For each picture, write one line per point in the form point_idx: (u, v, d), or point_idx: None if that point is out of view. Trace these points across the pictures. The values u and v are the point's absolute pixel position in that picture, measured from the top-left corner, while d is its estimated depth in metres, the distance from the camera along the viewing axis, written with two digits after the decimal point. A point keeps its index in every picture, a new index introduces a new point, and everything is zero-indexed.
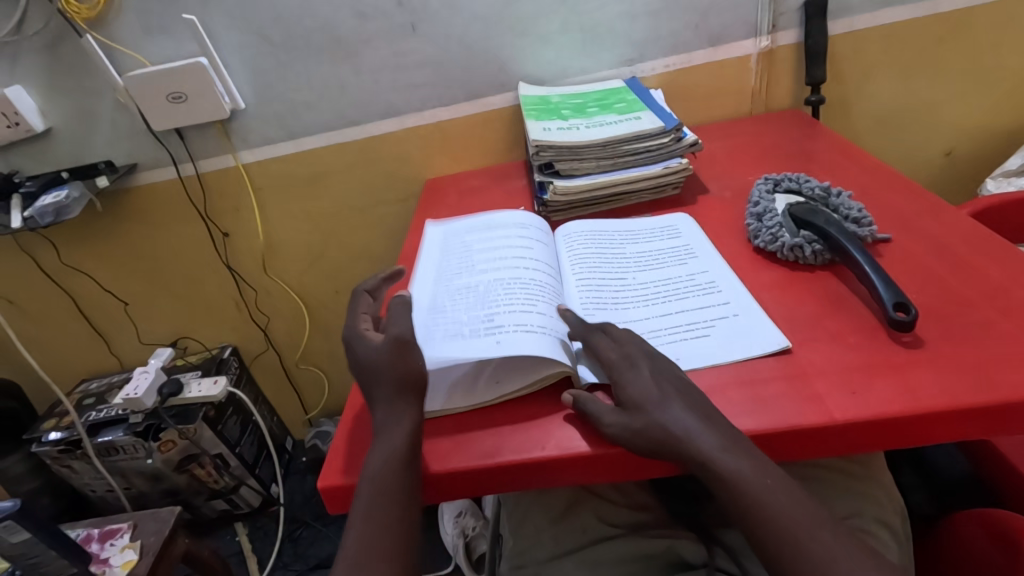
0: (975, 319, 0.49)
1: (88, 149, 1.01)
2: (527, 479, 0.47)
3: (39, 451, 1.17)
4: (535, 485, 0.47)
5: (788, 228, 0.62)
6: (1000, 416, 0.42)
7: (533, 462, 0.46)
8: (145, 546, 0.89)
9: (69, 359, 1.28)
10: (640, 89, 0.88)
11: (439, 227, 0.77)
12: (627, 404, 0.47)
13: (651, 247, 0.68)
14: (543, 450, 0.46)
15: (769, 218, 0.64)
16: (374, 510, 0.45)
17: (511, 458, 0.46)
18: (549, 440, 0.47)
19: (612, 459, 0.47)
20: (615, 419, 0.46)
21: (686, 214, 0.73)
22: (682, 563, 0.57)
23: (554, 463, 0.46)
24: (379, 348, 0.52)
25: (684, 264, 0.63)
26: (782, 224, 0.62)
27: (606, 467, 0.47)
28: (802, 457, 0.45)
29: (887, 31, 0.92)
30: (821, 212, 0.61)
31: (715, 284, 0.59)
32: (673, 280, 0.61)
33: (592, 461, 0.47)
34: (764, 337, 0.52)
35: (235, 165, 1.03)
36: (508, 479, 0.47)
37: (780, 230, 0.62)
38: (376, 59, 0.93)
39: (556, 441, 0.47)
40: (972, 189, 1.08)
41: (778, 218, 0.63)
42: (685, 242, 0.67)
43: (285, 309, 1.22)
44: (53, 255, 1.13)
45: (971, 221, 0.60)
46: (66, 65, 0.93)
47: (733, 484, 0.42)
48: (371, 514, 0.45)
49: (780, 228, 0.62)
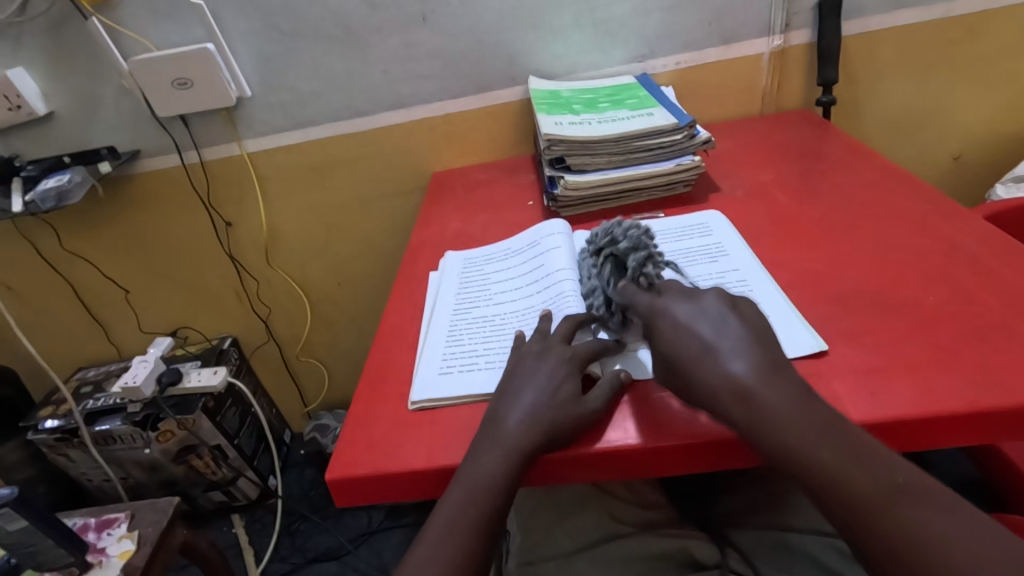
0: (995, 321, 0.48)
1: (90, 135, 1.00)
2: (559, 472, 0.47)
3: (36, 439, 1.16)
4: (577, 478, 0.47)
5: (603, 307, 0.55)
6: (1021, 422, 0.42)
7: (565, 458, 0.46)
8: (143, 537, 0.88)
9: (67, 346, 1.27)
10: (652, 86, 0.87)
11: (458, 251, 0.74)
12: (678, 354, 0.45)
13: (681, 244, 0.67)
14: (578, 447, 0.46)
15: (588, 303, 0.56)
16: (430, 528, 0.44)
17: (551, 455, 0.46)
18: (584, 434, 0.47)
19: (657, 456, 0.45)
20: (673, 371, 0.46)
21: (717, 212, 0.72)
22: (695, 564, 0.56)
23: (586, 457, 0.46)
24: (542, 380, 0.48)
25: (714, 261, 0.62)
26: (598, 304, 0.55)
27: (652, 462, 0.45)
28: (943, 442, 0.43)
29: (900, 33, 0.91)
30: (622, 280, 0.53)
31: (746, 283, 0.58)
32: (704, 278, 0.60)
33: (629, 458, 0.45)
34: (800, 337, 0.51)
35: (240, 154, 1.02)
36: (543, 471, 0.47)
37: (598, 306, 0.55)
38: (385, 50, 0.92)
39: (592, 437, 0.46)
40: (980, 194, 1.08)
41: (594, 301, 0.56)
42: (716, 239, 0.66)
43: (286, 299, 1.21)
44: (52, 241, 1.11)
45: (986, 223, 0.60)
46: (71, 48, 0.92)
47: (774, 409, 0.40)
48: (423, 530, 0.45)
49: (596, 303, 0.55)
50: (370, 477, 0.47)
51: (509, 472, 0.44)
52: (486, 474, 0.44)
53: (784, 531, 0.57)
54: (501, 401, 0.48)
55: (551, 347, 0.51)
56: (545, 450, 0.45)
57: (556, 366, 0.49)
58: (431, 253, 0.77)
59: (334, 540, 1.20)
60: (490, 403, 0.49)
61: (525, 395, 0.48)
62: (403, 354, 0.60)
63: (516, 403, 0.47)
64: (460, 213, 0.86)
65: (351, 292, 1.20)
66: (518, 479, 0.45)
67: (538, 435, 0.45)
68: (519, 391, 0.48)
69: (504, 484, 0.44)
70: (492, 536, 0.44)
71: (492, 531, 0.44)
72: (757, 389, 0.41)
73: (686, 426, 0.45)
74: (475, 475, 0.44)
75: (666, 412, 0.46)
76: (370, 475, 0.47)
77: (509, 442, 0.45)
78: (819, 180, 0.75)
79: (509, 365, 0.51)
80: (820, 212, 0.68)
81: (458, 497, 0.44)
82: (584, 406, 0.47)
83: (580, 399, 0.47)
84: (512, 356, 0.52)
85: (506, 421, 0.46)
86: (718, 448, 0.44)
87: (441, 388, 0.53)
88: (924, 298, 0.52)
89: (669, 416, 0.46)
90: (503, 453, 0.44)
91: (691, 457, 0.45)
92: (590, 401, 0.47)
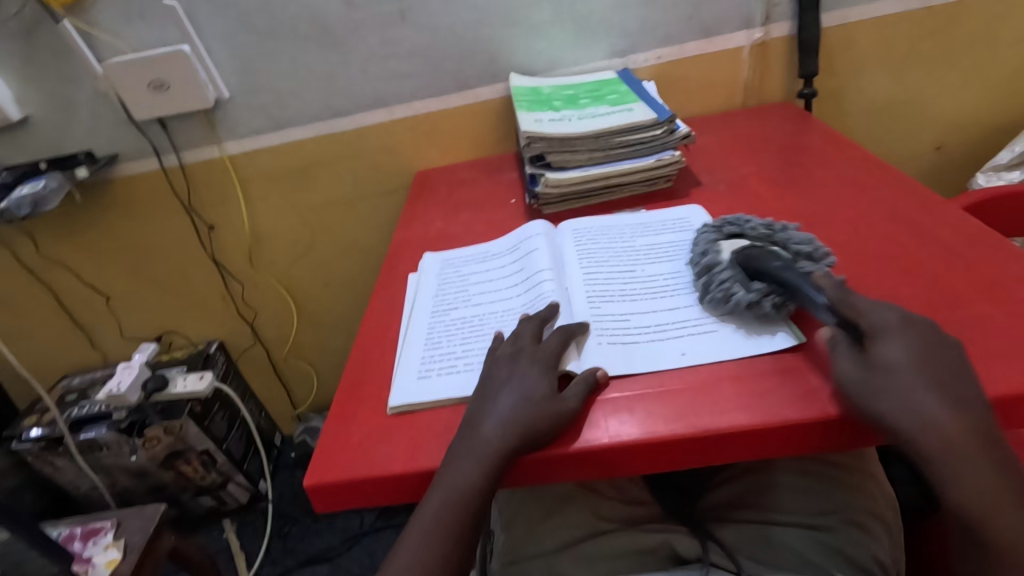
0: (970, 312, 0.49)
1: (67, 140, 0.98)
2: (536, 474, 0.46)
3: (20, 448, 1.15)
4: (554, 478, 0.47)
5: (740, 282, 0.53)
6: (996, 413, 0.42)
7: (542, 460, 0.45)
8: (130, 545, 0.87)
9: (51, 354, 1.26)
10: (632, 81, 0.87)
11: (437, 253, 0.73)
12: (873, 360, 0.42)
13: (662, 240, 0.66)
14: (552, 448, 0.45)
15: (717, 269, 0.55)
16: (412, 541, 0.45)
17: (524, 457, 0.45)
18: (562, 434, 0.46)
19: (633, 457, 0.45)
20: (852, 368, 0.42)
21: (699, 207, 0.72)
22: (677, 557, 0.57)
23: (563, 459, 0.45)
24: (524, 383, 0.48)
25: None
26: (733, 277, 0.53)
27: (626, 464, 0.45)
28: None
29: (879, 24, 0.91)
30: (768, 259, 0.52)
31: None
32: (683, 274, 0.60)
33: (603, 459, 0.45)
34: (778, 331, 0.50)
35: (220, 156, 1.01)
36: (521, 473, 0.46)
37: (724, 279, 0.53)
38: (364, 49, 0.92)
39: (568, 435, 0.46)
40: (961, 183, 1.08)
41: (726, 270, 0.54)
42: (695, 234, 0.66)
43: (272, 303, 1.20)
44: (31, 248, 1.10)
45: (964, 214, 0.60)
46: (44, 52, 0.90)
47: (897, 367, 0.41)
48: (405, 539, 0.45)
49: (720, 277, 0.54)
50: (345, 484, 0.47)
51: (486, 475, 0.44)
52: (464, 480, 0.44)
53: (767, 525, 0.58)
54: (480, 404, 0.48)
55: (529, 349, 0.51)
56: (521, 451, 0.45)
57: (529, 366, 0.49)
58: (413, 253, 0.76)
59: (325, 542, 1.20)
60: (467, 407, 0.49)
61: (502, 398, 0.47)
62: (383, 357, 0.59)
63: (494, 407, 0.47)
64: (442, 212, 0.85)
65: (338, 293, 1.19)
66: (497, 482, 0.44)
67: (515, 437, 0.45)
68: (497, 396, 0.48)
69: (482, 487, 0.44)
70: (468, 539, 0.44)
71: (469, 533, 0.44)
72: (890, 332, 0.43)
73: (664, 423, 0.45)
74: (454, 482, 0.44)
75: (644, 409, 0.46)
76: (345, 482, 0.47)
77: (486, 446, 0.45)
78: (800, 173, 0.75)
79: (486, 368, 0.51)
80: (801, 206, 0.68)
81: (436, 506, 0.44)
82: (560, 405, 0.46)
83: (558, 398, 0.47)
84: (488, 360, 0.52)
85: (483, 425, 0.46)
86: (692, 447, 0.44)
87: (418, 391, 0.52)
88: (903, 291, 0.52)
89: (645, 413, 0.46)
90: (480, 458, 0.44)
91: (666, 456, 0.45)
92: (566, 399, 0.47)
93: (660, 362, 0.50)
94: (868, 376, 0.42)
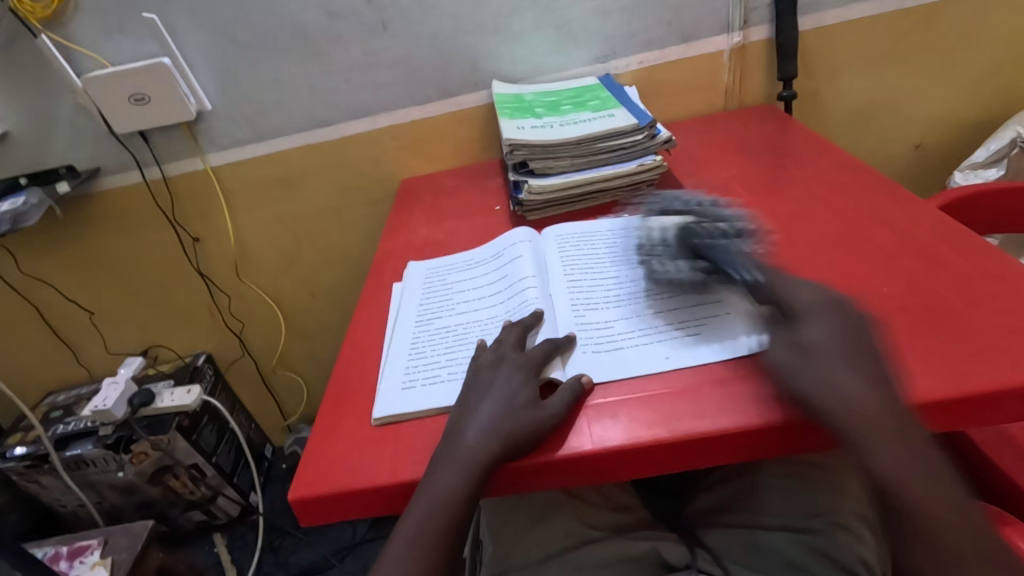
0: (947, 310, 0.49)
1: (48, 155, 0.97)
2: (520, 482, 0.46)
3: (4, 467, 1.13)
4: (539, 486, 0.47)
5: (671, 259, 0.59)
6: (973, 410, 0.43)
7: (526, 469, 0.45)
8: (116, 563, 0.86)
9: (35, 371, 1.24)
10: (614, 86, 0.87)
11: (422, 261, 0.73)
12: (802, 343, 0.44)
13: None
14: (536, 456, 0.45)
15: (654, 250, 0.61)
16: (397, 553, 0.45)
17: (508, 465, 0.46)
18: (545, 442, 0.46)
19: (615, 462, 0.45)
20: (783, 353, 0.45)
21: None
22: (666, 565, 0.58)
23: (547, 467, 0.45)
24: (507, 392, 0.48)
25: None
26: (665, 254, 0.60)
27: (609, 469, 0.45)
28: None
29: (855, 26, 0.92)
30: (700, 239, 0.58)
31: None
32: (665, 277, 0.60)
33: (586, 466, 0.45)
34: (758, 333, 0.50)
35: (203, 168, 1.00)
36: (506, 482, 0.46)
37: (658, 259, 0.60)
38: (346, 59, 0.92)
39: (551, 442, 0.46)
40: (940, 181, 1.10)
41: (662, 250, 0.61)
42: None
43: (260, 314, 1.20)
44: (11, 263, 1.09)
45: (939, 213, 0.61)
46: (22, 66, 0.90)
47: (821, 347, 0.44)
48: (390, 551, 0.45)
49: (656, 256, 0.60)
50: (328, 498, 0.46)
51: (469, 484, 0.44)
52: (446, 490, 0.44)
53: (753, 530, 0.58)
54: (462, 412, 0.48)
55: (511, 357, 0.51)
56: (504, 459, 0.45)
57: (511, 372, 0.49)
58: (397, 262, 0.76)
59: (318, 554, 1.19)
60: (450, 416, 0.49)
61: (484, 406, 0.48)
62: (368, 368, 0.59)
63: (477, 415, 0.47)
64: (427, 220, 0.85)
65: (326, 303, 1.19)
66: (480, 491, 0.44)
67: (497, 445, 0.45)
68: (479, 405, 0.48)
69: (464, 495, 0.44)
70: (453, 548, 0.44)
71: (453, 542, 0.44)
72: (813, 315, 0.46)
73: (645, 429, 0.45)
74: (437, 492, 0.44)
75: (627, 415, 0.47)
76: (328, 496, 0.46)
77: (468, 454, 0.45)
78: (780, 175, 0.75)
79: (468, 376, 0.51)
80: (781, 208, 0.69)
81: (420, 517, 0.44)
82: (542, 412, 0.46)
83: (541, 406, 0.47)
84: (471, 368, 0.52)
85: (465, 434, 0.46)
86: (673, 452, 0.44)
87: (402, 402, 0.52)
88: (881, 291, 0.53)
89: (628, 419, 0.46)
90: (463, 467, 0.44)
91: (648, 461, 0.45)
92: (549, 406, 0.47)
93: (643, 367, 0.50)
94: (799, 360, 0.44)
